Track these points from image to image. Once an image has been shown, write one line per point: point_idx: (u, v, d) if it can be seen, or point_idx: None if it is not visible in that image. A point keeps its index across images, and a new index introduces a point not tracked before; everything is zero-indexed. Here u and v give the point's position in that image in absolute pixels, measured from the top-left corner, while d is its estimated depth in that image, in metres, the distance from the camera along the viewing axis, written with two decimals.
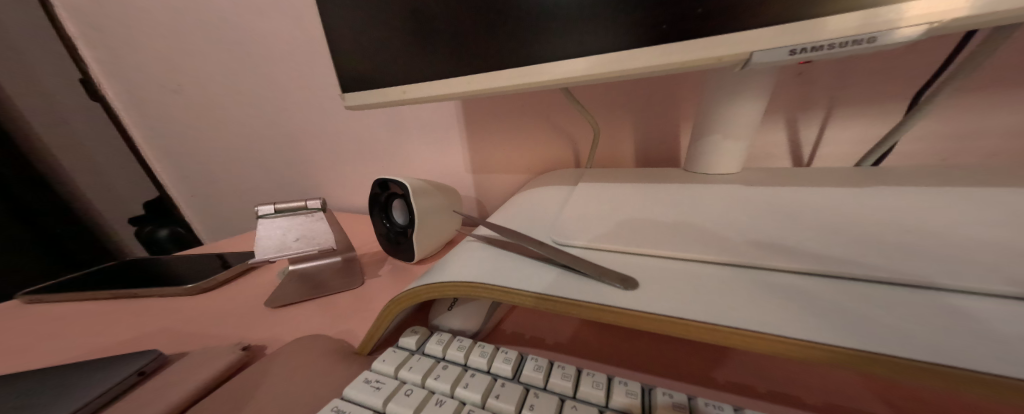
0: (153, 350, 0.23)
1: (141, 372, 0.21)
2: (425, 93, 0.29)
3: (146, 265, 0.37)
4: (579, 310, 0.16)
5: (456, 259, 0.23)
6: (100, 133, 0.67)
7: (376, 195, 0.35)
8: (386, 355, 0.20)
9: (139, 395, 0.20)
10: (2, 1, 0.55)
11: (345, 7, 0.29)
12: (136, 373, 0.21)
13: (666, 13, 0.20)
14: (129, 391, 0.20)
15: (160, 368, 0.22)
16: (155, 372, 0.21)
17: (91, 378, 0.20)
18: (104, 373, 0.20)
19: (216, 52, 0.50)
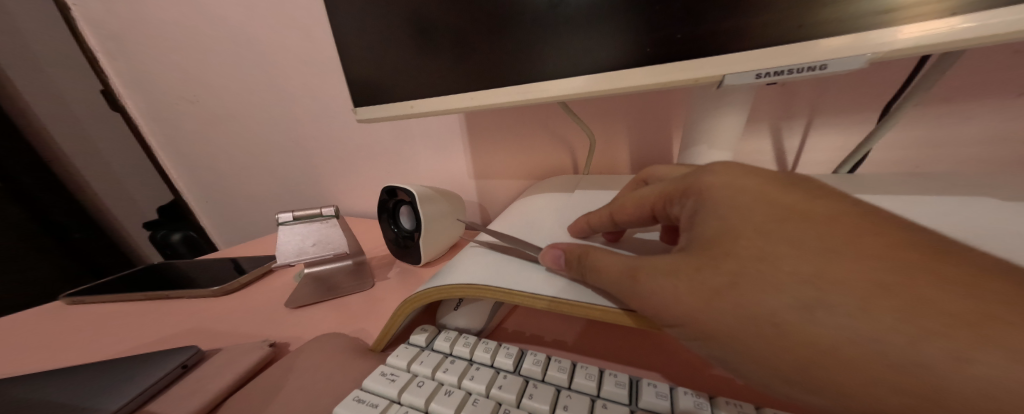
0: (192, 345, 0.25)
1: (185, 365, 0.23)
2: (432, 108, 0.31)
3: (170, 269, 0.39)
4: (579, 310, 0.19)
5: (462, 263, 0.25)
6: (118, 142, 0.70)
7: (385, 202, 0.37)
8: (398, 351, 0.22)
9: (183, 386, 0.22)
10: (24, 15, 0.57)
11: (359, 27, 0.31)
12: (180, 366, 0.23)
13: (650, 39, 0.22)
14: (175, 382, 0.22)
15: (199, 362, 0.24)
16: (196, 365, 0.24)
17: (141, 370, 0.22)
18: (151, 366, 0.23)
19: (230, 65, 0.53)
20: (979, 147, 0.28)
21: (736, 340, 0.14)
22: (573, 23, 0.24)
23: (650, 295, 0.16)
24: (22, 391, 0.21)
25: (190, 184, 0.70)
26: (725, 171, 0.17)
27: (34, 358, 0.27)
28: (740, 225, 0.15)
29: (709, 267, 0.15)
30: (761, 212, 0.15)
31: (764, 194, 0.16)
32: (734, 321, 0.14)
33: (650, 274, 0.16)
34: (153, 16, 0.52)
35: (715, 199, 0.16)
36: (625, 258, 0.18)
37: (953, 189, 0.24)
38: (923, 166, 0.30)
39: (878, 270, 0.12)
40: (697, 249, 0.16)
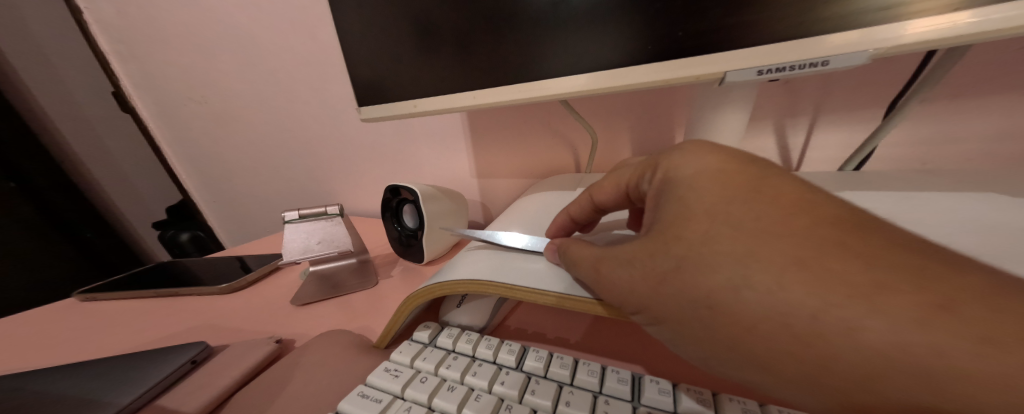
0: (201, 341, 0.25)
1: (193, 361, 0.24)
2: (435, 106, 0.31)
3: (178, 268, 0.40)
4: (590, 307, 0.19)
5: (464, 260, 0.25)
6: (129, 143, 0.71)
7: (389, 200, 0.37)
8: (402, 348, 0.23)
9: (192, 380, 0.22)
10: (39, 19, 0.58)
11: (362, 28, 0.32)
12: (190, 361, 0.23)
13: (653, 36, 0.22)
14: (185, 377, 0.23)
15: (208, 358, 0.25)
16: (205, 360, 0.24)
17: (151, 366, 0.23)
18: (162, 361, 0.23)
19: (237, 66, 0.53)
20: (987, 143, 0.28)
21: (678, 317, 0.16)
22: (575, 21, 0.24)
23: (610, 283, 0.18)
24: (37, 384, 0.22)
25: (198, 184, 0.71)
26: (693, 151, 0.17)
27: (47, 353, 0.27)
28: (696, 207, 0.16)
29: (659, 254, 0.16)
30: (716, 194, 0.15)
31: (722, 174, 0.16)
32: (676, 301, 0.15)
33: (612, 263, 0.18)
34: (161, 19, 0.53)
35: (677, 181, 0.17)
36: (595, 249, 0.19)
37: (960, 186, 0.24)
38: (931, 163, 0.30)
39: (799, 249, 0.13)
40: (653, 236, 0.17)
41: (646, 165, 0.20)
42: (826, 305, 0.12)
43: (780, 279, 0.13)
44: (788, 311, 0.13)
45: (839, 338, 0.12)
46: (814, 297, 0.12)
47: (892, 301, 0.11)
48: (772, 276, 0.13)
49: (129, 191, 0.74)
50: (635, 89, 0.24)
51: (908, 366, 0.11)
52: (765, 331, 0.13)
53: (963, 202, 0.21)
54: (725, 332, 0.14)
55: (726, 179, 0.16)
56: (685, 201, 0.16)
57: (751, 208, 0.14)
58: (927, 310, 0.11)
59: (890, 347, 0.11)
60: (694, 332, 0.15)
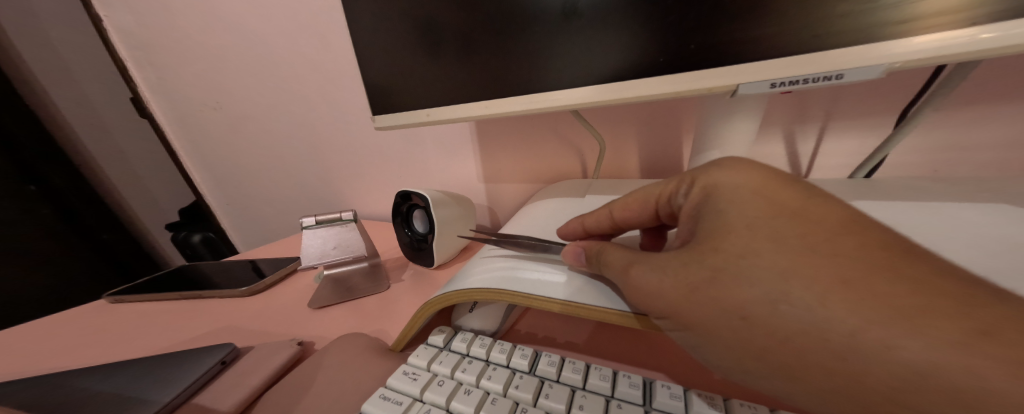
0: (229, 343, 0.26)
1: (223, 362, 0.25)
2: (448, 116, 0.32)
3: (197, 271, 0.41)
4: (601, 315, 0.20)
5: (478, 268, 0.26)
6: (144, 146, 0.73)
7: (400, 207, 0.38)
8: (418, 351, 0.23)
9: (224, 381, 0.23)
10: (61, 27, 0.60)
11: (377, 38, 0.33)
12: (220, 362, 0.24)
13: (664, 49, 0.23)
14: (216, 377, 0.24)
15: (236, 359, 0.25)
16: (233, 361, 0.25)
17: (183, 366, 0.24)
18: (193, 362, 0.24)
19: (251, 72, 0.55)
20: (999, 151, 0.28)
21: (707, 326, 0.16)
22: (587, 35, 0.25)
23: (640, 286, 0.18)
24: (79, 383, 0.23)
25: (211, 187, 0.73)
26: (733, 167, 0.18)
27: (76, 354, 0.28)
28: (737, 220, 0.16)
29: (695, 263, 0.17)
30: (757, 209, 0.16)
31: (764, 191, 0.17)
32: (709, 310, 0.16)
33: (644, 268, 0.18)
34: (179, 26, 0.55)
35: (719, 195, 0.18)
36: (628, 255, 0.20)
37: (971, 195, 0.24)
38: (941, 170, 0.30)
39: (843, 268, 0.13)
40: (689, 247, 0.17)
41: (681, 178, 0.21)
42: (858, 322, 0.12)
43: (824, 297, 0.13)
44: (824, 327, 0.13)
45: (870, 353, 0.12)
46: (856, 315, 0.12)
47: (931, 323, 0.12)
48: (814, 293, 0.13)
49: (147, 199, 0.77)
50: (647, 100, 0.24)
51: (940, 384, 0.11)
52: (794, 341, 0.14)
53: (970, 211, 0.22)
54: (756, 341, 0.15)
55: (770, 197, 0.16)
56: (726, 213, 0.17)
57: (793, 227, 0.15)
58: (964, 332, 0.11)
59: (921, 363, 0.12)
60: (722, 339, 0.16)
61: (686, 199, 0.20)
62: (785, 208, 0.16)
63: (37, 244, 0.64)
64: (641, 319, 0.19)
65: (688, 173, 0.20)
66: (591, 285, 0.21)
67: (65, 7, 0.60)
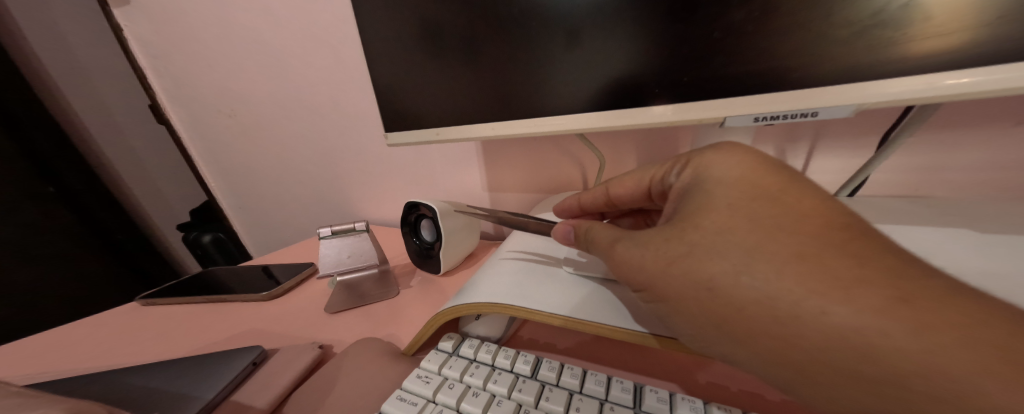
0: (258, 345, 0.28)
1: (255, 363, 0.27)
2: (459, 135, 0.34)
3: (215, 274, 0.44)
4: (600, 330, 0.21)
5: (485, 280, 0.28)
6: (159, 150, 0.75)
7: (408, 217, 0.41)
8: (429, 357, 0.26)
9: (256, 381, 0.25)
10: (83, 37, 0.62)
11: (390, 57, 0.34)
12: (252, 363, 0.26)
13: (660, 83, 0.25)
14: (249, 376, 0.26)
15: (266, 359, 0.27)
16: (263, 362, 0.27)
17: (219, 367, 0.26)
18: (226, 363, 0.26)
19: (267, 82, 0.57)
20: (978, 172, 0.30)
21: (678, 295, 0.18)
22: (589, 65, 0.27)
23: (624, 258, 0.21)
24: (133, 380, 0.25)
25: (223, 189, 0.75)
26: (726, 151, 0.21)
27: (112, 355, 0.30)
28: (719, 201, 0.19)
29: (676, 238, 0.19)
30: (739, 191, 0.19)
31: (747, 176, 0.19)
32: (682, 283, 0.18)
33: (628, 242, 0.21)
34: (198, 36, 0.57)
35: (709, 177, 0.20)
36: (614, 232, 0.23)
37: (945, 218, 0.26)
38: (922, 189, 0.32)
39: (799, 244, 0.16)
40: (672, 225, 0.20)
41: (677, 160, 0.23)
42: (802, 292, 0.15)
43: (778, 271, 0.16)
44: (777, 298, 0.15)
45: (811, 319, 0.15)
46: (800, 287, 0.15)
47: (862, 295, 0.14)
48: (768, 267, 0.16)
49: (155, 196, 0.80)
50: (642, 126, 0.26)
51: (868, 348, 0.14)
52: (751, 312, 0.16)
53: (934, 233, 0.24)
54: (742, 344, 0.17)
55: (750, 182, 0.19)
56: (709, 193, 0.19)
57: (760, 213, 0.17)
58: (890, 302, 0.13)
59: (853, 329, 0.14)
60: (688, 305, 0.18)
61: (681, 178, 0.22)
62: (760, 189, 0.18)
63: (55, 244, 0.69)
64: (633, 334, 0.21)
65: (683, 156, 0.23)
66: (592, 299, 0.24)
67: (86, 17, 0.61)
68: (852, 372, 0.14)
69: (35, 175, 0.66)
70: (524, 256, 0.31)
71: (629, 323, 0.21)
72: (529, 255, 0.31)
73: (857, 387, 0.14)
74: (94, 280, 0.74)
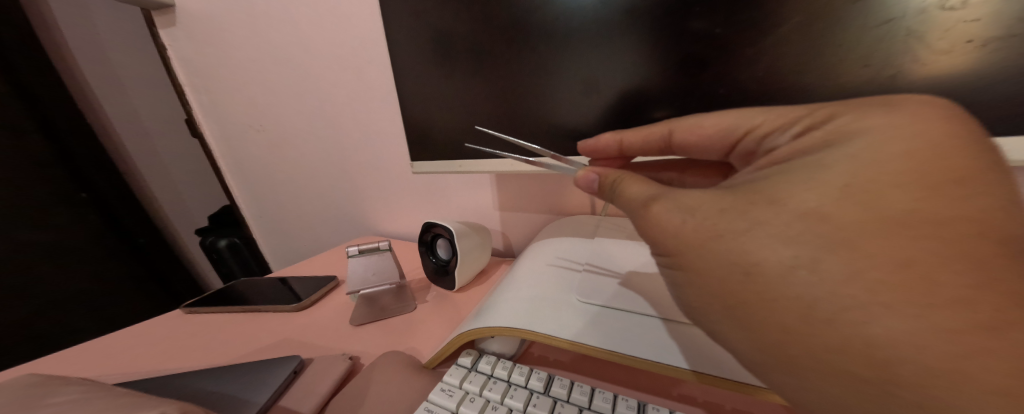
0: (295, 355, 0.31)
1: (294, 371, 0.29)
2: (476, 169, 0.38)
3: (244, 284, 0.47)
4: (608, 355, 0.24)
5: (500, 306, 0.31)
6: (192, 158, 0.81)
7: (425, 236, 0.44)
8: (451, 371, 0.28)
9: (298, 387, 0.28)
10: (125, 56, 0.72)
11: (418, 90, 0.38)
12: (293, 372, 0.29)
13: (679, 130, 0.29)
14: (290, 384, 0.28)
15: (303, 368, 0.30)
16: (301, 371, 0.30)
17: (265, 374, 0.29)
18: (271, 370, 0.29)
19: (296, 101, 0.61)
20: None
21: (705, 271, 0.19)
22: (609, 114, 0.30)
23: (658, 219, 0.21)
24: (193, 382, 0.28)
25: (246, 198, 0.77)
26: (889, 123, 0.16)
27: (158, 359, 0.33)
28: (835, 179, 0.16)
29: (734, 213, 0.18)
30: (883, 172, 0.15)
31: (903, 156, 0.15)
32: (717, 259, 0.18)
33: (666, 204, 0.21)
34: (237, 58, 0.61)
35: (846, 144, 0.17)
36: (650, 191, 0.22)
37: None
38: None
39: (903, 256, 0.14)
40: (741, 197, 0.18)
41: (809, 115, 0.20)
42: (870, 310, 0.14)
43: (849, 275, 0.14)
44: (820, 299, 0.15)
45: (843, 319, 0.15)
46: (868, 304, 0.14)
47: (942, 326, 0.13)
48: (838, 268, 0.15)
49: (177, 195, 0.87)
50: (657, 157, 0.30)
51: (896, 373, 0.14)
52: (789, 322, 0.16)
53: None
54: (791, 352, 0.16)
55: (891, 165, 0.15)
56: (826, 164, 0.17)
57: (851, 200, 0.15)
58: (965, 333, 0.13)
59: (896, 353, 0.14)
60: (709, 276, 0.18)
61: (812, 134, 0.19)
62: (918, 175, 0.15)
63: (83, 246, 0.72)
64: (647, 362, 0.23)
65: (822, 110, 0.19)
66: (604, 326, 0.26)
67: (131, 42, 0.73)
68: (845, 373, 0.15)
69: (70, 181, 0.71)
70: (537, 279, 0.33)
71: (633, 350, 0.24)
72: (543, 277, 0.34)
73: (855, 394, 0.15)
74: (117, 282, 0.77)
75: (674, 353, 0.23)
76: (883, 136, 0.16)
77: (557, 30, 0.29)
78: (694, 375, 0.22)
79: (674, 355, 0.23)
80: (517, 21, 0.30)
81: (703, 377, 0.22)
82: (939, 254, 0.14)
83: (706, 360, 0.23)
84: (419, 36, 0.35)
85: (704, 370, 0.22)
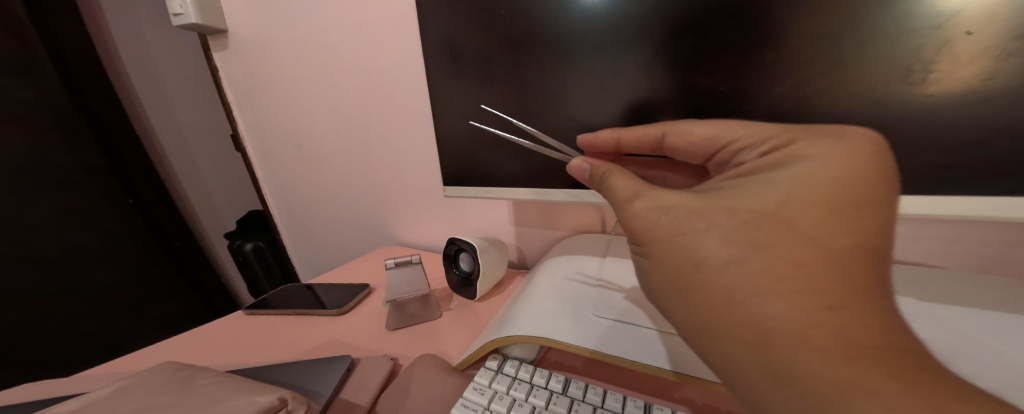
0: (345, 355, 0.36)
1: (347, 369, 0.34)
2: (505, 195, 0.43)
3: (284, 290, 0.51)
4: (619, 361, 0.28)
5: (521, 317, 0.35)
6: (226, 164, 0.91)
7: (449, 250, 0.48)
8: (480, 373, 0.32)
9: (351, 384, 0.33)
10: (180, 77, 0.85)
11: (454, 121, 0.43)
12: (347, 369, 0.34)
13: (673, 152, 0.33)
14: (345, 379, 0.33)
15: (353, 367, 0.35)
16: (352, 369, 0.35)
17: (323, 371, 0.34)
18: (328, 368, 0.34)
19: (332, 119, 0.66)
20: (947, 244, 0.35)
21: (667, 260, 0.23)
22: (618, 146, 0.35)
23: (639, 215, 0.25)
24: (263, 374, 0.34)
25: (278, 206, 0.83)
26: (826, 155, 0.21)
27: (221, 356, 0.38)
28: (778, 195, 0.21)
29: (699, 215, 0.22)
30: (807, 194, 0.21)
31: (825, 183, 0.20)
32: (677, 252, 0.23)
33: (647, 202, 0.24)
34: (281, 78, 0.66)
35: (793, 167, 0.21)
36: (635, 188, 0.26)
37: (901, 285, 0.32)
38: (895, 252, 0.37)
39: (833, 287, 0.19)
40: (706, 200, 0.23)
41: (777, 137, 0.23)
42: (807, 327, 0.19)
43: (763, 269, 0.20)
44: (739, 287, 0.20)
45: (750, 301, 0.20)
46: (809, 324, 0.19)
47: (861, 343, 0.18)
48: (758, 264, 0.20)
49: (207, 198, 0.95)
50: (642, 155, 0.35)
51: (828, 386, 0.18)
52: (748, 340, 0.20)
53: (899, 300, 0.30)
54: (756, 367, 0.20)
55: (815, 189, 0.21)
56: (775, 182, 0.22)
57: (776, 214, 0.21)
58: (877, 348, 0.18)
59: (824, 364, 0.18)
60: (667, 264, 0.23)
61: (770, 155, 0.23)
62: (832, 199, 0.20)
63: (126, 249, 0.77)
64: (655, 368, 0.27)
65: (786, 133, 0.23)
66: (614, 338, 0.30)
67: (184, 66, 0.86)
68: (759, 359, 0.20)
69: (120, 188, 0.76)
70: (555, 293, 0.38)
71: (640, 357, 0.28)
72: (560, 291, 0.38)
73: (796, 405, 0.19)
74: (155, 284, 0.82)
75: (674, 360, 0.28)
76: (818, 165, 0.21)
77: (570, 87, 0.34)
78: (692, 379, 0.26)
79: (675, 362, 0.27)
80: (538, 73, 0.35)
81: (698, 381, 0.26)
82: (819, 260, 0.20)
83: (701, 368, 0.27)
84: (458, 77, 0.40)
85: (699, 375, 0.26)
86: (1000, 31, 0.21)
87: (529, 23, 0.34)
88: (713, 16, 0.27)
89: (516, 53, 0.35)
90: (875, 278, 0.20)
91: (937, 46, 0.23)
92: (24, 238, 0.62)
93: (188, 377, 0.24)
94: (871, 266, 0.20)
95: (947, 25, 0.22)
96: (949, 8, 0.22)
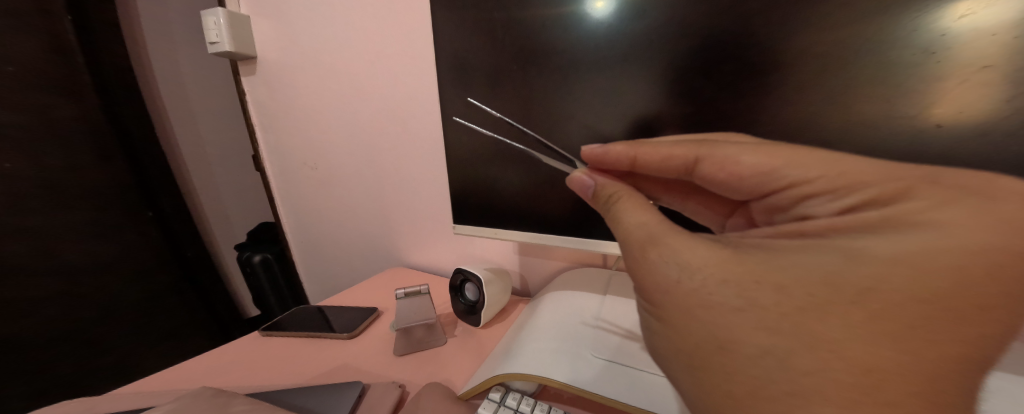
0: (356, 382, 0.38)
1: (359, 395, 0.37)
2: (511, 235, 0.46)
3: (295, 312, 0.54)
4: (616, 403, 0.30)
5: (522, 354, 0.37)
6: (233, 166, 1.03)
7: (456, 280, 0.51)
8: (484, 404, 0.34)
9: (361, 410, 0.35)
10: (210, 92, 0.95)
11: (467, 160, 0.47)
12: (358, 396, 0.36)
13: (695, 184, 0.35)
14: (356, 405, 0.36)
15: (363, 394, 0.37)
16: (362, 395, 0.37)
17: (337, 396, 0.36)
18: (341, 394, 0.36)
19: (348, 144, 0.70)
20: None
21: (687, 334, 0.23)
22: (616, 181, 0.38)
23: (655, 269, 0.25)
24: (281, 396, 0.36)
25: (291, 222, 0.86)
26: (945, 225, 0.20)
27: (236, 378, 0.40)
28: (862, 276, 0.20)
29: (735, 287, 0.22)
30: (891, 273, 0.20)
31: (927, 263, 0.19)
32: (700, 330, 0.22)
33: (662, 253, 0.24)
34: (303, 104, 0.70)
35: (898, 235, 0.20)
36: (650, 233, 0.26)
37: None
38: None
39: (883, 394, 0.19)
40: (749, 271, 0.22)
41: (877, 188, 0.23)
42: None
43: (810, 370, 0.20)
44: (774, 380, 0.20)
45: (785, 400, 0.20)
46: None
47: None
48: (804, 363, 0.20)
49: (218, 202, 1.00)
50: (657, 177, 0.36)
51: None
52: None
53: None
54: None
55: (920, 265, 0.20)
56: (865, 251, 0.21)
57: (836, 293, 0.20)
58: None
59: None
60: (688, 336, 0.23)
61: (865, 212, 0.23)
62: (925, 284, 0.19)
63: (142, 260, 0.79)
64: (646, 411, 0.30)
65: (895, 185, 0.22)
66: (609, 380, 0.32)
67: (217, 80, 0.95)
68: None
69: (141, 201, 0.79)
70: (556, 329, 0.40)
71: (636, 401, 0.30)
72: (560, 326, 0.41)
73: None
74: (166, 296, 0.83)
75: (667, 404, 0.30)
76: (929, 238, 0.20)
77: (569, 133, 0.38)
78: None
79: (667, 406, 0.30)
80: (547, 119, 0.39)
81: None
82: (879, 363, 0.19)
83: None
84: (472, 121, 0.45)
85: None
86: (970, 125, 0.25)
87: (541, 81, 0.38)
88: (711, 88, 0.31)
89: (526, 105, 0.40)
90: (916, 380, 0.19)
91: (909, 135, 0.26)
92: (47, 249, 0.64)
93: (224, 404, 0.28)
94: (913, 367, 0.19)
95: (919, 116, 0.26)
96: (926, 98, 0.25)
